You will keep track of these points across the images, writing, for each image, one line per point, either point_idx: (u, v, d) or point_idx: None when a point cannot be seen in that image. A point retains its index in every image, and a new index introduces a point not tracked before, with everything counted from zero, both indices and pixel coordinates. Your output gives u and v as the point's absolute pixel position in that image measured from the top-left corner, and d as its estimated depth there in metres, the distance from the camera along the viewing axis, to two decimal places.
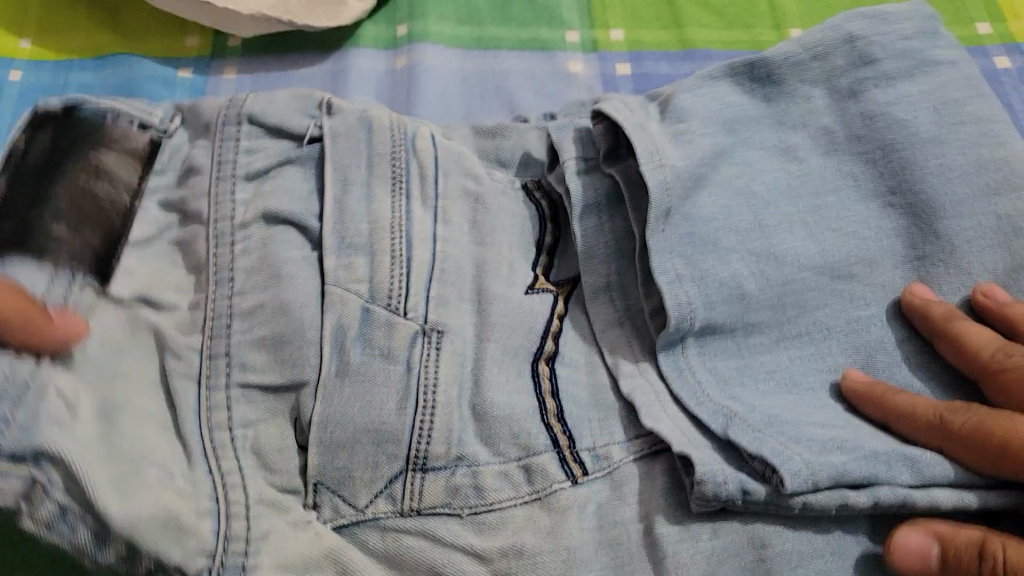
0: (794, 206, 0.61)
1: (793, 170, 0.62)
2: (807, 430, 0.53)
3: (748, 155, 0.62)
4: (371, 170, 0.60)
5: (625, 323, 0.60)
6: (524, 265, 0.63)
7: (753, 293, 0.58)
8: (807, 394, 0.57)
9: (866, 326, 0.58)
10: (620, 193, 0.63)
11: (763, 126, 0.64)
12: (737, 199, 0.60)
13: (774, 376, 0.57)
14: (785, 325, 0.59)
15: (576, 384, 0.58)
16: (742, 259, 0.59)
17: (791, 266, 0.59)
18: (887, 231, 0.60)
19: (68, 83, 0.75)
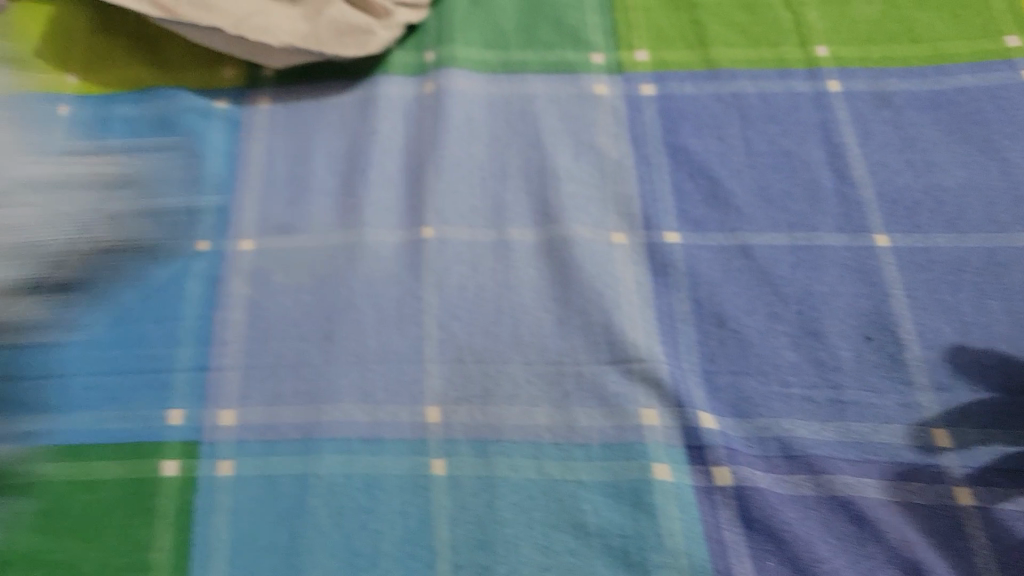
0: (856, 194, 0.58)
1: (855, 186, 0.59)
2: (848, 478, 0.49)
3: (793, 165, 0.60)
4: (704, 299, 0.56)
5: (679, 361, 0.54)
6: (530, 373, 0.54)
7: (786, 300, 0.55)
8: (854, 458, 0.50)
9: (842, 474, 0.49)
10: (710, 323, 0.55)
11: (800, 197, 0.59)
12: (792, 197, 0.59)
13: (808, 407, 0.51)
14: (835, 347, 0.53)
15: (607, 417, 0.52)
16: (798, 269, 0.56)
17: (845, 291, 0.55)
18: (844, 358, 0.53)
19: (110, 117, 0.70)
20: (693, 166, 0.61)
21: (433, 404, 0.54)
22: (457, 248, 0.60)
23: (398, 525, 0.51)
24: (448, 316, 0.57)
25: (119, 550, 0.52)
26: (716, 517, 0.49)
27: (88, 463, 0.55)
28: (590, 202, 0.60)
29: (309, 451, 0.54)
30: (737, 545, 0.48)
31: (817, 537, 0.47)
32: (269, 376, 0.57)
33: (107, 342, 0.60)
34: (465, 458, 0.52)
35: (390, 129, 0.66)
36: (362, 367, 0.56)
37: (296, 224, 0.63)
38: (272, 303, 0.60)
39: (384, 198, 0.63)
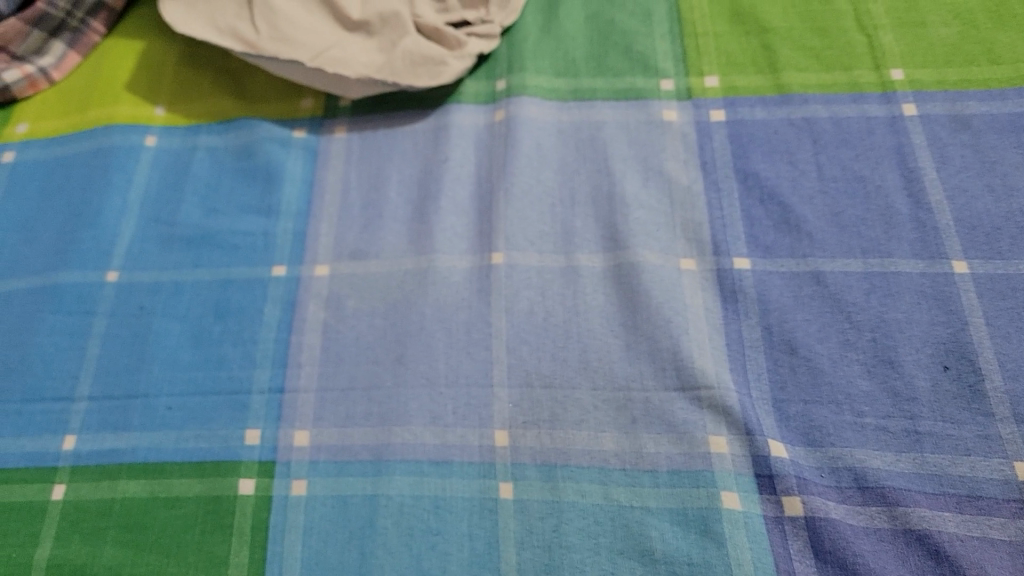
0: (933, 220, 0.57)
1: (932, 213, 0.58)
2: (925, 512, 0.48)
3: (867, 190, 0.59)
4: (774, 327, 0.55)
5: (749, 389, 0.53)
6: (598, 398, 0.55)
7: (860, 328, 0.54)
8: (932, 492, 0.48)
9: (919, 508, 0.48)
10: (781, 350, 0.54)
11: (874, 223, 0.58)
12: (866, 222, 0.58)
13: (883, 437, 0.50)
14: (912, 377, 0.52)
15: (675, 444, 0.52)
16: (872, 296, 0.55)
17: (921, 319, 0.54)
18: (921, 388, 0.51)
19: (196, 147, 0.74)
20: (763, 192, 0.61)
21: (501, 428, 0.55)
22: (525, 273, 0.60)
23: (466, 547, 0.51)
24: (517, 341, 0.58)
25: (197, 565, 0.54)
26: (787, 548, 0.48)
27: (171, 480, 0.57)
28: (658, 229, 0.60)
29: (380, 472, 0.55)
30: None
31: (894, 570, 0.46)
32: (342, 398, 0.59)
33: (189, 363, 0.62)
34: (532, 482, 0.53)
35: (461, 157, 0.68)
36: (431, 390, 0.57)
37: (369, 249, 0.65)
38: (346, 327, 0.62)
39: (455, 224, 0.64)
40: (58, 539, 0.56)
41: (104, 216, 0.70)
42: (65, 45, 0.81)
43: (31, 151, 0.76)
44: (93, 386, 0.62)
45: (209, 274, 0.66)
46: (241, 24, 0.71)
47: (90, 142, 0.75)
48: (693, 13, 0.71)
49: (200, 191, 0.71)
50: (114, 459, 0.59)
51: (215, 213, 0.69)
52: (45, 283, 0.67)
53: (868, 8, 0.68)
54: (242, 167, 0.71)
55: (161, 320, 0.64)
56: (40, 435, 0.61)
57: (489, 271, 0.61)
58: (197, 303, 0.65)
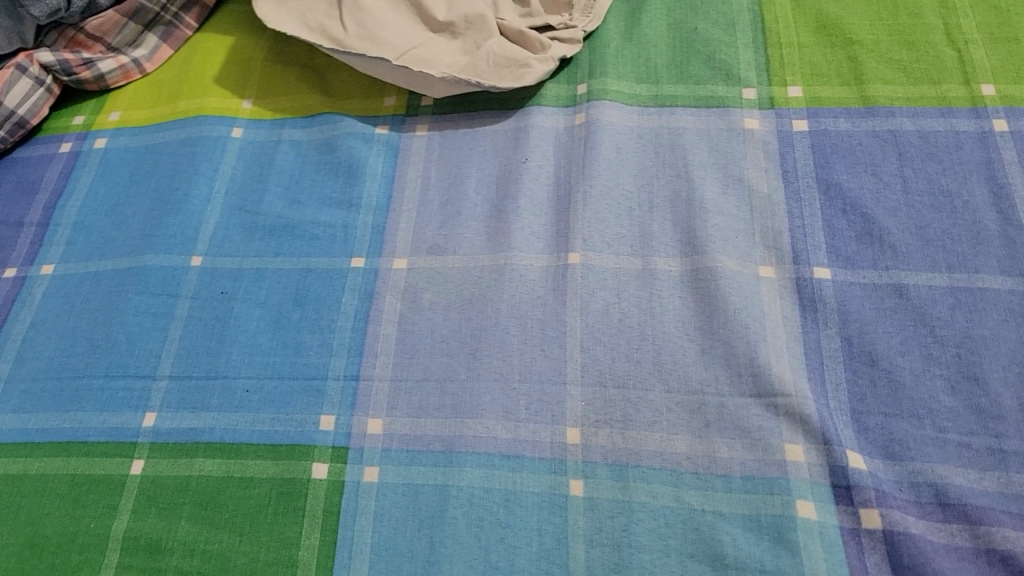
0: (1022, 238, 0.56)
1: (1021, 229, 0.57)
2: (1010, 533, 0.46)
3: (954, 204, 0.58)
4: (853, 337, 0.54)
5: (827, 400, 0.53)
6: (670, 400, 0.54)
7: (944, 343, 0.53)
8: (1019, 512, 0.47)
9: (1004, 529, 0.47)
10: (861, 362, 0.53)
11: (960, 238, 0.57)
12: (952, 237, 0.57)
13: (966, 455, 0.49)
14: (998, 395, 0.51)
15: (748, 450, 0.52)
16: (957, 312, 0.54)
17: (1009, 337, 0.53)
18: (1008, 407, 0.50)
19: (280, 140, 0.76)
20: (845, 202, 0.60)
21: (573, 425, 0.55)
22: (601, 274, 0.61)
23: (535, 542, 0.52)
24: (592, 340, 0.58)
25: (269, 545, 0.55)
26: (863, 561, 0.47)
27: (246, 461, 0.59)
28: (736, 236, 0.60)
29: (451, 462, 0.56)
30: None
31: None
32: (416, 388, 0.59)
33: (267, 348, 0.63)
34: (603, 481, 0.53)
35: (540, 157, 0.68)
36: (504, 386, 0.58)
37: (446, 245, 0.66)
38: (422, 320, 0.62)
39: (532, 223, 0.65)
40: (136, 512, 0.58)
41: (191, 203, 0.73)
42: (159, 37, 0.84)
43: (123, 138, 0.79)
44: (175, 365, 0.64)
45: (290, 263, 0.68)
46: (329, 22, 0.73)
47: (179, 132, 0.78)
48: (777, 23, 0.71)
49: (284, 183, 0.73)
50: (192, 438, 0.60)
51: (297, 204, 0.71)
52: (133, 265, 0.70)
53: (958, 23, 0.68)
54: (325, 161, 0.73)
55: (242, 305, 0.66)
56: (122, 410, 0.62)
57: (565, 270, 0.62)
58: (277, 291, 0.66)
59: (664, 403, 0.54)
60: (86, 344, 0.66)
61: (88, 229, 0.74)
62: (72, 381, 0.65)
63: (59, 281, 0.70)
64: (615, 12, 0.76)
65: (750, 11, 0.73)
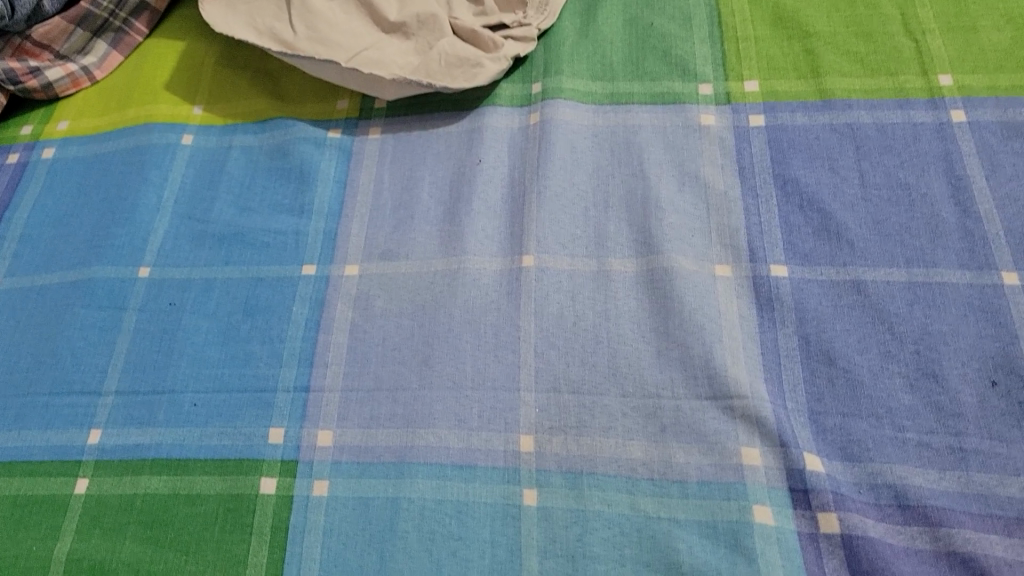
0: (981, 230, 0.55)
1: (980, 222, 0.55)
2: (969, 534, 0.45)
3: (912, 198, 0.57)
4: (811, 336, 0.53)
5: (785, 402, 0.51)
6: (625, 404, 0.53)
7: (902, 340, 0.52)
8: (979, 512, 0.46)
9: (964, 530, 0.45)
10: (819, 362, 0.52)
11: (919, 233, 0.56)
12: (910, 232, 0.56)
13: (926, 454, 0.48)
14: (957, 392, 0.50)
15: (705, 454, 0.50)
16: (916, 308, 0.53)
17: (968, 332, 0.51)
18: (967, 404, 0.49)
19: (231, 146, 0.74)
20: (803, 198, 0.59)
21: (526, 433, 0.54)
22: (555, 276, 0.59)
23: (487, 554, 0.50)
24: (546, 344, 0.57)
25: (216, 564, 0.53)
26: (821, 567, 0.46)
27: (193, 477, 0.57)
28: (692, 234, 0.59)
29: (402, 474, 0.54)
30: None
31: None
32: (367, 398, 0.58)
33: (216, 360, 0.62)
34: (557, 489, 0.51)
35: (494, 159, 0.67)
36: (457, 393, 0.56)
37: (398, 250, 0.64)
38: (373, 327, 0.61)
39: (486, 226, 0.64)
40: (79, 533, 0.56)
41: (139, 213, 0.71)
42: (109, 44, 0.82)
43: (71, 148, 0.77)
44: (122, 380, 0.62)
45: (239, 272, 0.66)
46: (278, 25, 0.71)
47: (128, 140, 0.76)
48: (734, 17, 0.70)
49: (234, 190, 0.71)
50: (138, 455, 0.59)
51: (247, 211, 0.69)
52: (79, 277, 0.68)
53: (915, 13, 0.67)
54: (276, 167, 0.71)
55: (190, 317, 0.64)
56: (67, 428, 0.61)
57: (520, 273, 0.60)
58: (227, 301, 0.64)
59: (618, 408, 0.53)
60: (30, 361, 0.64)
61: (35, 242, 0.72)
62: (16, 399, 0.63)
63: (4, 296, 0.68)
64: (571, 9, 0.75)
65: (707, 5, 0.71)
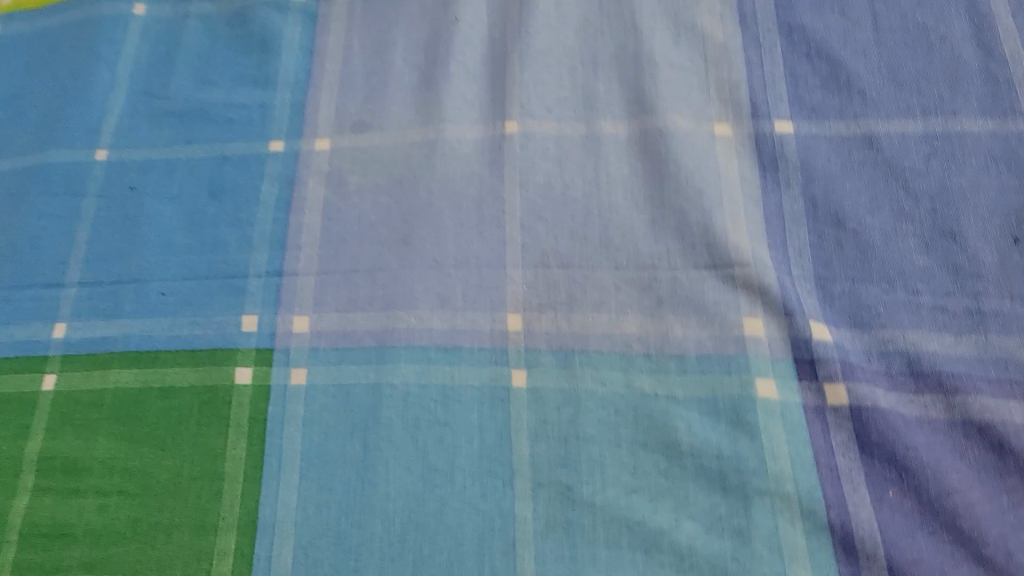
0: (1006, 73, 0.50)
1: (1005, 65, 0.50)
2: (987, 402, 0.42)
3: (930, 40, 0.52)
4: (818, 199, 0.49)
5: (790, 269, 0.48)
6: (619, 279, 0.49)
7: (917, 197, 0.48)
8: (998, 379, 0.43)
9: (981, 399, 0.42)
10: (826, 225, 0.48)
11: (937, 80, 0.51)
12: (927, 78, 0.51)
13: (941, 318, 0.45)
14: (976, 251, 0.46)
15: (704, 328, 0.47)
16: (933, 162, 0.48)
17: (989, 187, 0.47)
18: (988, 264, 0.45)
19: (187, 14, 0.68)
20: (809, 46, 0.53)
21: (514, 311, 0.50)
22: (541, 143, 0.55)
23: (475, 439, 0.47)
24: (532, 217, 0.53)
25: (194, 458, 0.51)
26: (828, 441, 0.43)
27: (165, 369, 0.54)
28: (688, 92, 0.54)
29: (384, 360, 0.51)
30: (851, 474, 0.42)
31: (950, 464, 0.41)
32: (344, 281, 0.54)
33: (182, 246, 0.58)
34: (548, 369, 0.48)
35: (472, 16, 0.61)
36: (439, 273, 0.53)
37: (371, 121, 0.59)
38: (348, 206, 0.57)
39: (465, 91, 0.58)
40: (49, 431, 0.53)
41: (92, 91, 0.65)
42: None
43: (14, 23, 0.71)
44: (85, 270, 0.58)
45: (203, 151, 0.61)
46: None
47: (76, 12, 0.70)
48: None
49: (193, 63, 0.65)
50: (106, 348, 0.55)
51: (208, 85, 0.64)
52: (32, 163, 0.63)
53: None
54: (236, 36, 0.66)
55: (153, 202, 0.60)
56: (29, 322, 0.57)
57: (503, 142, 0.55)
58: (191, 183, 0.60)
59: (611, 282, 0.50)
60: None
61: None
62: None
63: None
64: None
65: None
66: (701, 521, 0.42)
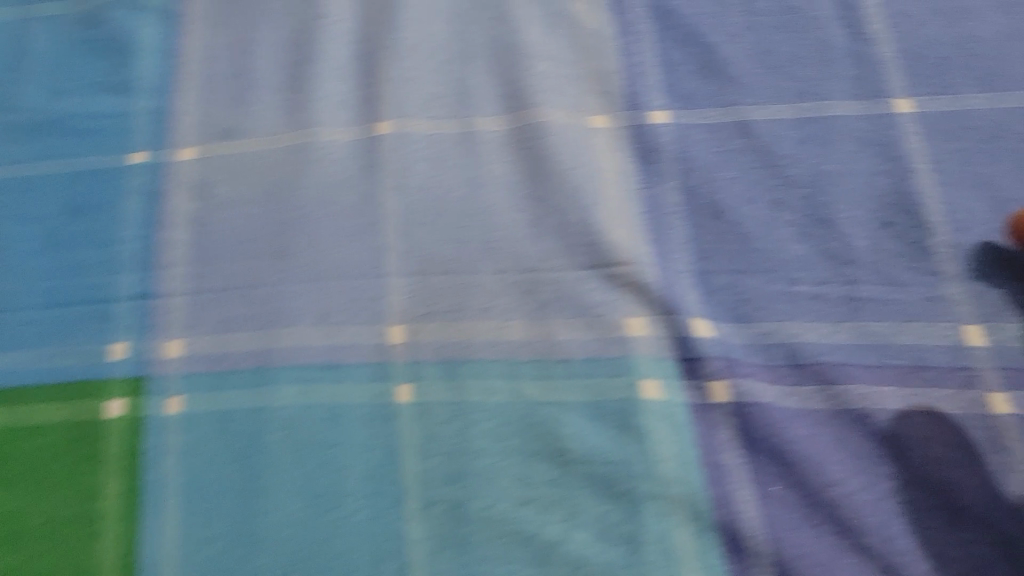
0: (872, 53, 0.50)
1: (872, 45, 0.51)
2: (864, 390, 0.43)
3: (799, 22, 0.52)
4: (696, 190, 0.48)
5: (671, 264, 0.47)
6: (502, 283, 0.48)
7: (792, 184, 0.48)
8: (875, 366, 0.43)
9: (859, 387, 0.43)
10: (705, 217, 0.48)
11: (807, 63, 0.51)
12: (798, 61, 0.51)
13: (819, 307, 0.45)
14: (850, 236, 0.46)
15: (588, 330, 0.46)
16: (807, 147, 0.48)
17: (861, 171, 0.47)
18: (862, 249, 0.46)
19: (32, 16, 0.63)
20: (681, 32, 0.53)
21: (396, 323, 0.49)
22: (416, 144, 0.53)
23: (362, 460, 0.46)
24: (410, 222, 0.51)
25: (67, 500, 0.48)
26: (713, 439, 0.43)
27: (29, 407, 0.50)
28: (564, 83, 0.53)
29: (264, 382, 0.49)
30: (736, 471, 0.42)
31: (831, 455, 0.42)
32: (218, 300, 0.51)
33: (41, 271, 0.54)
34: (433, 382, 0.47)
35: (340, 11, 0.59)
36: (317, 286, 0.50)
37: (239, 127, 0.56)
38: (218, 219, 0.54)
39: (335, 91, 0.56)
40: None
41: None
42: None
43: None
44: None
45: (58, 166, 0.57)
46: None
47: None
48: None
49: (41, 70, 0.61)
50: None
51: (59, 94, 0.60)
52: None
53: None
54: (88, 40, 0.61)
55: (6, 225, 0.56)
56: None
57: (377, 144, 0.53)
58: (46, 202, 0.56)
59: (496, 285, 0.48)
60: None
61: None
62: None
63: None
64: None
65: None
66: (592, 529, 0.42)
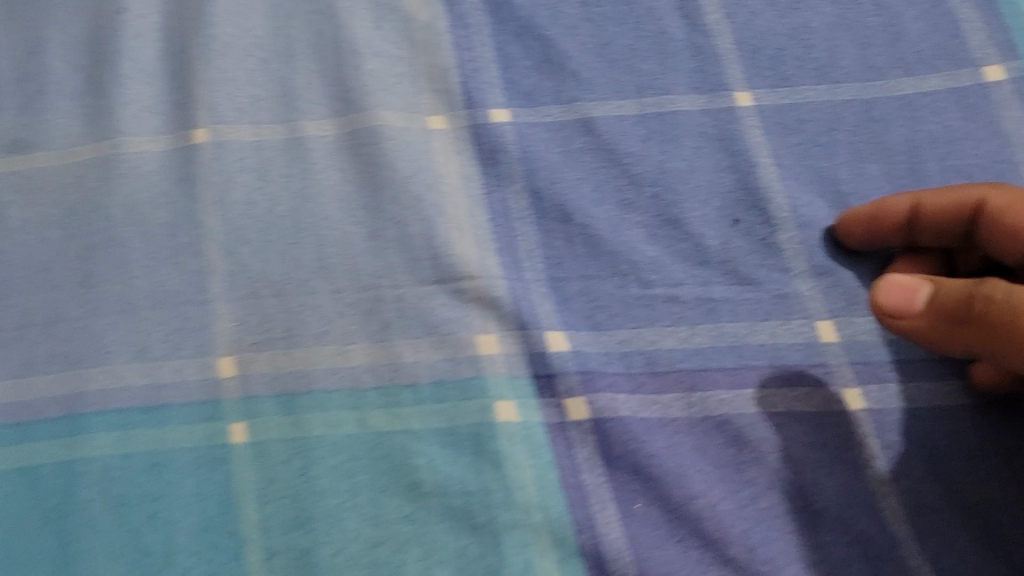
0: (709, 45, 0.50)
1: (709, 37, 0.50)
2: (722, 395, 0.42)
3: (636, 14, 0.51)
4: (543, 193, 0.46)
5: (521, 273, 0.44)
6: (340, 303, 0.44)
7: (638, 183, 0.46)
8: (733, 368, 0.42)
9: (717, 393, 0.42)
10: (553, 222, 0.46)
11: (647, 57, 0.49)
12: (638, 54, 0.50)
13: (674, 310, 0.44)
14: (700, 236, 0.45)
15: (439, 350, 0.43)
16: (651, 144, 0.47)
17: (705, 167, 0.47)
18: (713, 247, 0.45)
19: None
20: (518, 25, 0.51)
21: (227, 354, 0.44)
22: (238, 153, 0.48)
23: (194, 511, 0.41)
24: (236, 240, 0.46)
25: None
26: (573, 458, 0.41)
27: None
28: (399, 81, 0.49)
29: (76, 431, 0.43)
30: (598, 491, 0.40)
31: (693, 466, 0.41)
32: (14, 338, 0.45)
33: None
34: (270, 419, 0.43)
35: (144, 4, 0.53)
36: (131, 317, 0.45)
37: (30, 138, 0.49)
38: (10, 244, 0.47)
39: (143, 94, 0.50)
40: None
41: None
42: None
43: None
44: None
45: None
46: None
47: None
48: None
49: None
50: None
51: None
52: None
53: None
54: None
55: None
56: None
57: (193, 153, 0.48)
58: None
59: (334, 306, 0.44)
60: None
61: None
62: None
63: None
64: None
65: None
66: (453, 566, 0.39)
